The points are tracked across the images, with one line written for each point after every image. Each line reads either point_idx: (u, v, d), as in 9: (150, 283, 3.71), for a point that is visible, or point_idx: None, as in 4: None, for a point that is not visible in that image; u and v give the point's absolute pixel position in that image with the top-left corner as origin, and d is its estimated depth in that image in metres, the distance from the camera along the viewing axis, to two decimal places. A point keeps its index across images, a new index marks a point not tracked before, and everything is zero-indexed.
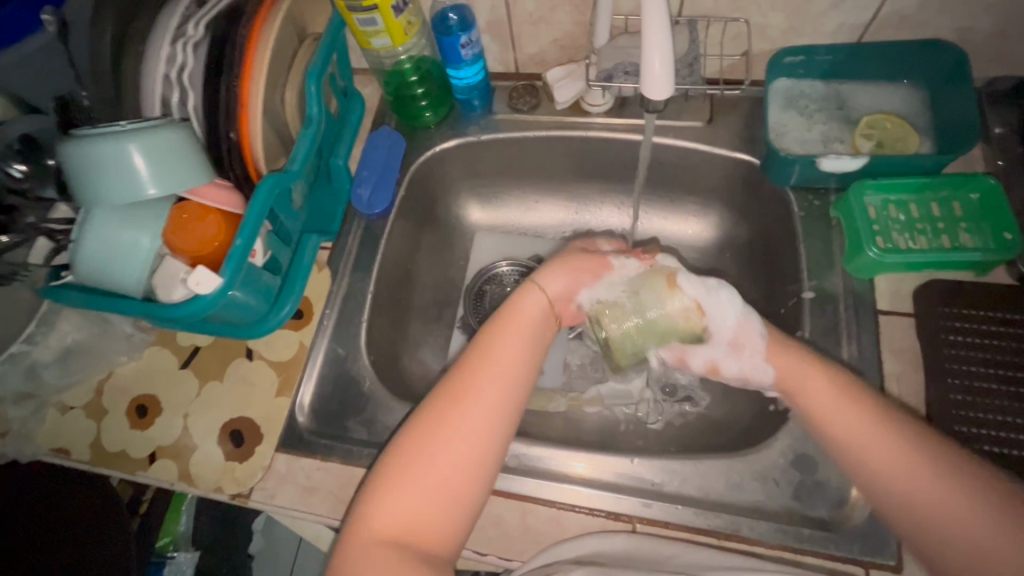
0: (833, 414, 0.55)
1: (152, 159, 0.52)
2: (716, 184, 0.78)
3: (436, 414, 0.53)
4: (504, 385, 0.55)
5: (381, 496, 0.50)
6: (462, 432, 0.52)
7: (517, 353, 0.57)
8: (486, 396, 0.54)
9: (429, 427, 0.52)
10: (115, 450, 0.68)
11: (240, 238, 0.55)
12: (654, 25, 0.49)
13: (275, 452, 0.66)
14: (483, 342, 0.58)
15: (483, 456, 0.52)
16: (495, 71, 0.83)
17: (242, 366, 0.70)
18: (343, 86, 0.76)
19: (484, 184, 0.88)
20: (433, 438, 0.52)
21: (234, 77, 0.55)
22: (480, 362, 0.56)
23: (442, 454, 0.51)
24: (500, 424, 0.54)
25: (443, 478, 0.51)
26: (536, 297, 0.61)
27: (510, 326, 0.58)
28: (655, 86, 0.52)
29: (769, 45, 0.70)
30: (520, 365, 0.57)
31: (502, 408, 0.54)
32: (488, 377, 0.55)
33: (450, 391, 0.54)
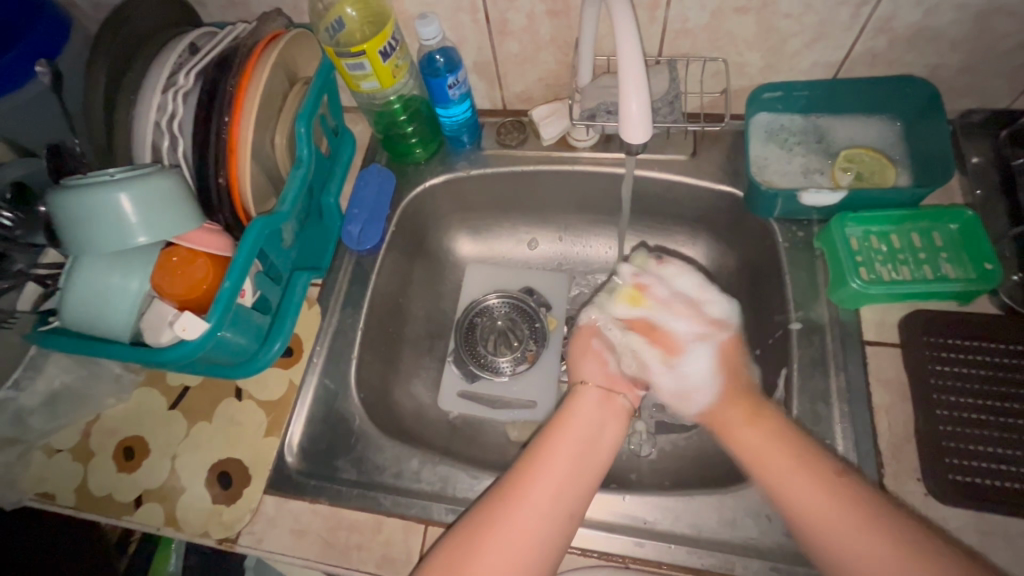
0: (736, 431, 0.60)
1: (141, 206, 0.52)
2: (703, 214, 0.79)
3: (485, 513, 0.54)
4: (579, 467, 0.58)
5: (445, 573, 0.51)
6: (525, 525, 0.53)
7: (577, 456, 0.59)
8: (562, 471, 0.57)
9: (494, 515, 0.54)
10: (101, 494, 0.67)
11: (228, 280, 0.55)
12: (631, 74, 0.50)
13: (264, 494, 0.65)
14: (538, 450, 0.59)
15: (540, 551, 0.53)
16: (483, 108, 0.85)
17: (232, 406, 0.70)
18: (333, 126, 0.77)
19: (474, 217, 0.89)
20: (497, 526, 0.53)
21: (224, 124, 0.56)
22: (542, 461, 0.58)
23: (499, 546, 0.52)
24: (562, 515, 0.55)
25: (499, 573, 0.51)
26: (588, 392, 0.65)
27: (568, 428, 0.61)
28: (636, 130, 0.53)
29: (748, 82, 0.72)
30: (587, 468, 0.58)
31: (566, 499, 0.55)
32: (554, 471, 0.57)
33: (516, 481, 0.56)
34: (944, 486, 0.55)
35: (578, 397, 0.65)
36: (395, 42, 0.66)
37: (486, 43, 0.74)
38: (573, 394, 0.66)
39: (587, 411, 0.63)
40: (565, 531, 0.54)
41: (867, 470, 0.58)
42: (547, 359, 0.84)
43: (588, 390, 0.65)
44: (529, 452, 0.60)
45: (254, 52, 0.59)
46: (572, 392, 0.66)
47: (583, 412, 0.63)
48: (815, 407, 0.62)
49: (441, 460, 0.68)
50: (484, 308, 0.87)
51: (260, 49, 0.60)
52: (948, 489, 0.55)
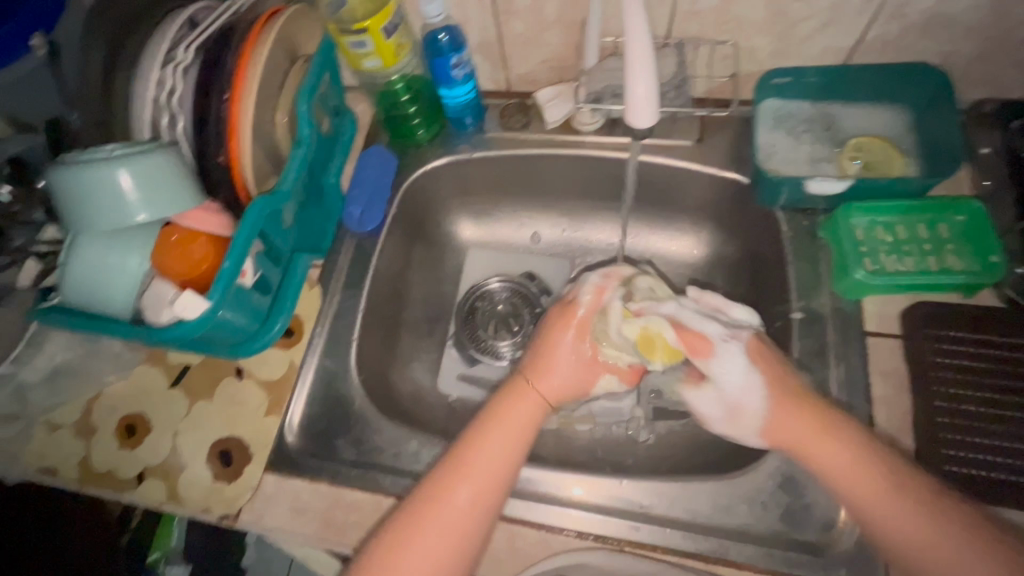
0: (814, 446, 0.56)
1: (140, 182, 0.52)
2: (706, 202, 0.78)
3: (410, 511, 0.55)
4: (506, 458, 0.58)
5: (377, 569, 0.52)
6: (453, 514, 0.54)
7: (506, 449, 0.59)
8: (492, 462, 0.58)
9: (423, 512, 0.55)
10: (103, 470, 0.68)
11: (228, 260, 0.55)
12: (638, 55, 0.49)
13: (264, 472, 0.66)
14: (469, 442, 0.59)
15: (467, 539, 0.54)
16: (487, 89, 0.84)
17: (232, 385, 0.70)
18: (334, 105, 0.77)
19: (476, 200, 0.89)
20: (425, 519, 0.54)
21: (224, 102, 0.55)
22: (469, 456, 0.58)
23: (431, 537, 0.53)
24: (482, 515, 0.55)
25: (428, 563, 0.53)
26: (529, 397, 0.63)
27: (500, 425, 0.60)
28: (642, 115, 0.52)
29: (757, 67, 0.71)
30: (511, 460, 0.59)
31: (489, 497, 0.56)
32: (484, 466, 0.57)
33: (445, 477, 0.56)
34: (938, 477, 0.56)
35: (518, 396, 0.63)
36: (398, 20, 0.65)
37: (490, 22, 0.72)
38: (514, 391, 0.63)
39: (514, 411, 0.62)
40: (487, 525, 0.56)
41: None
42: None
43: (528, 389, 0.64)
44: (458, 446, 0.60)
45: (254, 28, 0.58)
46: (506, 390, 0.64)
47: (512, 407, 0.62)
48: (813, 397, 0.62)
49: (440, 442, 0.68)
50: (484, 292, 0.87)
51: (260, 25, 0.59)
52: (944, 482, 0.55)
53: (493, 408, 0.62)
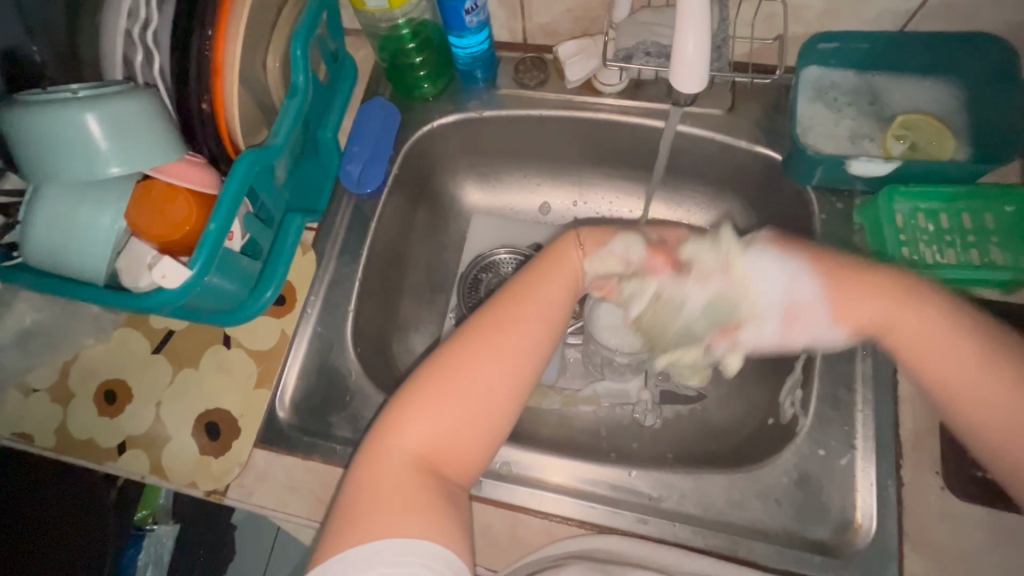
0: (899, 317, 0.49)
1: (111, 130, 0.45)
2: (732, 177, 0.73)
3: (456, 351, 0.50)
4: (542, 323, 0.52)
5: (408, 415, 0.49)
6: (480, 381, 0.49)
7: (537, 322, 0.52)
8: (520, 346, 0.51)
9: (470, 352, 0.50)
10: (82, 438, 0.64)
11: (214, 222, 0.49)
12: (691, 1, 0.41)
13: (254, 447, 0.62)
14: (495, 311, 0.52)
15: (484, 436, 0.50)
16: (501, 39, 0.76)
17: (220, 354, 0.66)
18: (333, 49, 0.69)
19: (484, 163, 0.83)
20: (441, 408, 0.49)
21: (207, 39, 0.48)
22: (495, 335, 0.51)
23: (475, 380, 0.49)
24: (529, 371, 0.51)
25: (438, 450, 0.49)
26: (567, 258, 0.55)
27: (528, 295, 0.53)
28: (686, 74, 0.43)
29: (803, 29, 0.64)
30: (550, 312, 0.53)
31: (522, 356, 0.51)
32: (537, 318, 0.53)
33: (466, 360, 0.50)
34: (967, 481, 0.53)
35: (554, 260, 0.55)
36: None
37: None
38: (548, 255, 0.56)
39: (550, 279, 0.54)
40: (507, 423, 0.51)
41: (886, 459, 0.55)
42: None
43: (566, 257, 0.55)
44: (510, 286, 0.54)
45: None
46: (565, 236, 0.57)
47: (544, 282, 0.54)
48: (836, 392, 0.59)
49: None
50: (492, 262, 0.82)
51: None
52: (972, 487, 0.53)
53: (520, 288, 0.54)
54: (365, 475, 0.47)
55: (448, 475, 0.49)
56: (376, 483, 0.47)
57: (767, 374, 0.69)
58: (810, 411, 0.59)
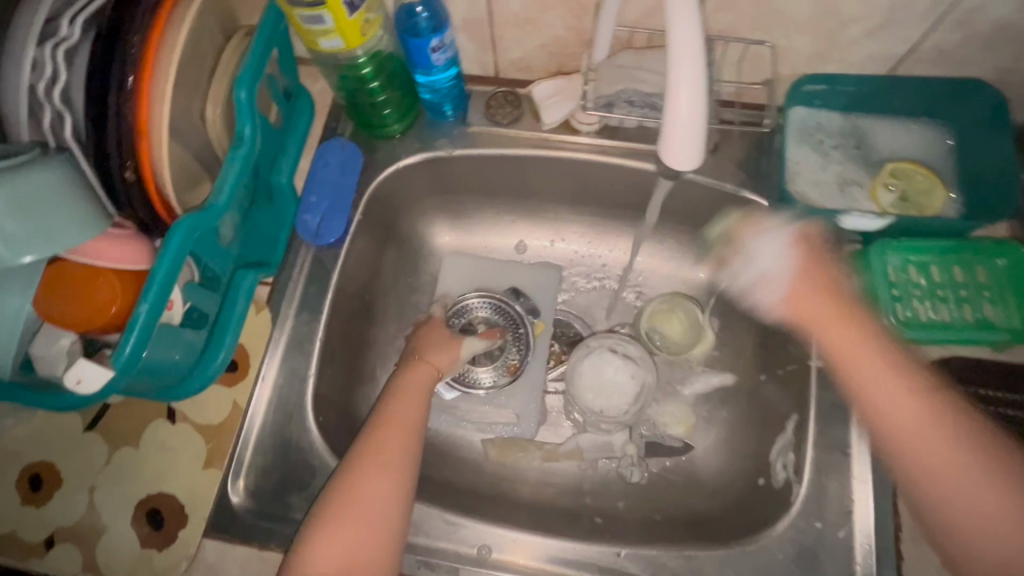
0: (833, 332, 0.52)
1: (13, 211, 0.38)
2: (716, 220, 0.70)
3: (341, 485, 0.50)
4: (413, 424, 0.56)
5: (309, 559, 0.47)
6: (367, 493, 0.50)
7: (410, 426, 0.56)
8: (396, 450, 0.53)
9: (352, 476, 0.51)
10: (3, 532, 0.56)
11: (143, 304, 0.43)
12: (682, 60, 0.36)
13: (204, 537, 0.56)
14: (371, 427, 0.55)
15: (381, 552, 0.48)
16: (472, 73, 0.71)
17: (163, 429, 0.59)
18: (285, 87, 0.63)
19: (455, 202, 0.77)
20: (334, 533, 0.48)
21: (127, 96, 0.41)
22: (372, 444, 0.53)
23: (367, 502, 0.49)
24: (405, 476, 0.52)
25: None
26: (423, 366, 0.62)
27: (401, 397, 0.58)
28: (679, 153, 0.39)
29: (790, 70, 0.61)
30: (420, 415, 0.57)
31: (402, 460, 0.53)
32: (397, 429, 0.55)
33: (347, 478, 0.51)
34: None
35: (414, 370, 0.61)
36: None
37: None
38: (408, 367, 0.61)
39: (415, 387, 0.59)
40: (401, 532, 0.50)
41: (884, 530, 0.53)
42: (530, 373, 0.74)
43: (424, 364, 0.62)
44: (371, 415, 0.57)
45: None
46: (403, 367, 0.62)
47: (412, 389, 0.59)
48: (831, 457, 0.56)
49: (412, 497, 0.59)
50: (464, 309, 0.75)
51: None
52: None
53: (389, 398, 0.58)
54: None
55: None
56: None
57: (757, 426, 0.66)
58: (804, 478, 0.56)
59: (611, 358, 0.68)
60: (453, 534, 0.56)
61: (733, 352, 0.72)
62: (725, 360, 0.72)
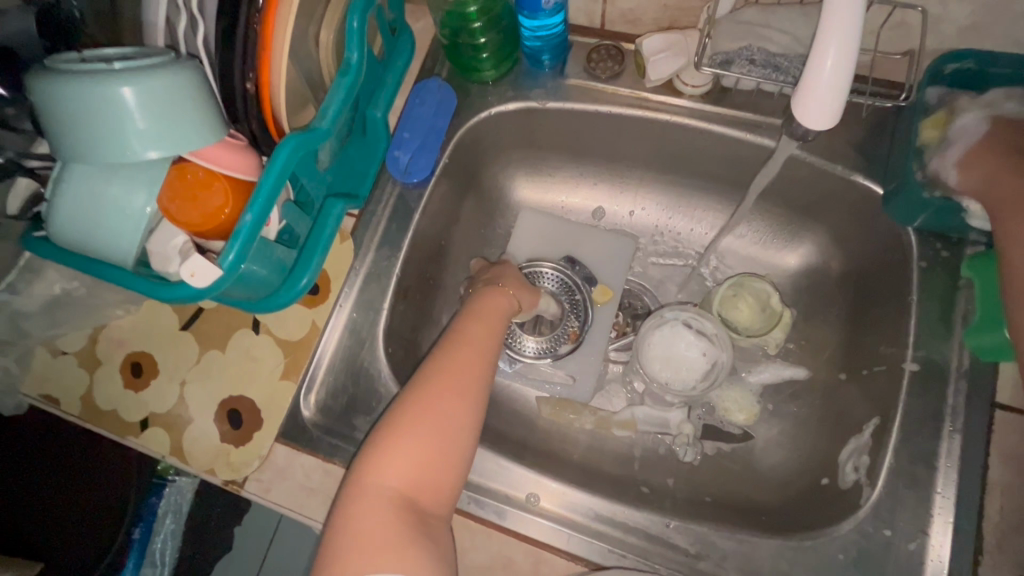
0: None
1: (147, 108, 0.41)
2: (818, 204, 0.65)
3: (421, 387, 0.50)
4: (490, 345, 0.55)
5: (387, 452, 0.47)
6: (445, 401, 0.49)
7: (486, 347, 0.55)
8: (472, 366, 0.53)
9: (431, 386, 0.50)
10: (106, 409, 0.63)
11: (250, 212, 0.45)
12: (835, 10, 0.35)
13: (275, 442, 0.60)
14: (449, 342, 0.54)
15: (454, 458, 0.49)
16: (576, 23, 0.68)
17: (248, 339, 0.63)
18: (390, 21, 0.63)
19: (540, 158, 0.76)
20: (411, 431, 0.48)
21: (255, 8, 0.42)
22: (451, 356, 0.53)
23: (446, 414, 0.49)
24: (480, 395, 0.52)
25: (413, 474, 0.47)
26: (502, 293, 0.60)
27: (479, 316, 0.57)
28: (817, 112, 0.37)
29: (937, 43, 0.55)
30: (496, 340, 0.57)
31: (478, 377, 0.53)
32: (477, 348, 0.54)
33: (426, 382, 0.50)
34: None
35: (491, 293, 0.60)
36: None
37: None
38: (485, 289, 0.60)
39: (493, 311, 0.58)
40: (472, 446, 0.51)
41: (963, 551, 0.49)
42: (594, 337, 0.73)
43: (503, 290, 0.61)
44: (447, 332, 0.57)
45: None
46: (478, 290, 0.61)
47: (490, 312, 0.58)
48: (913, 467, 0.52)
49: None
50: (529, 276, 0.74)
51: None
52: None
53: (468, 316, 0.57)
54: (350, 526, 0.44)
55: (430, 509, 0.47)
56: (366, 523, 0.44)
57: (829, 425, 0.63)
58: (878, 483, 0.53)
59: (685, 334, 0.65)
60: (504, 477, 0.57)
61: (813, 345, 0.68)
62: (802, 354, 0.69)
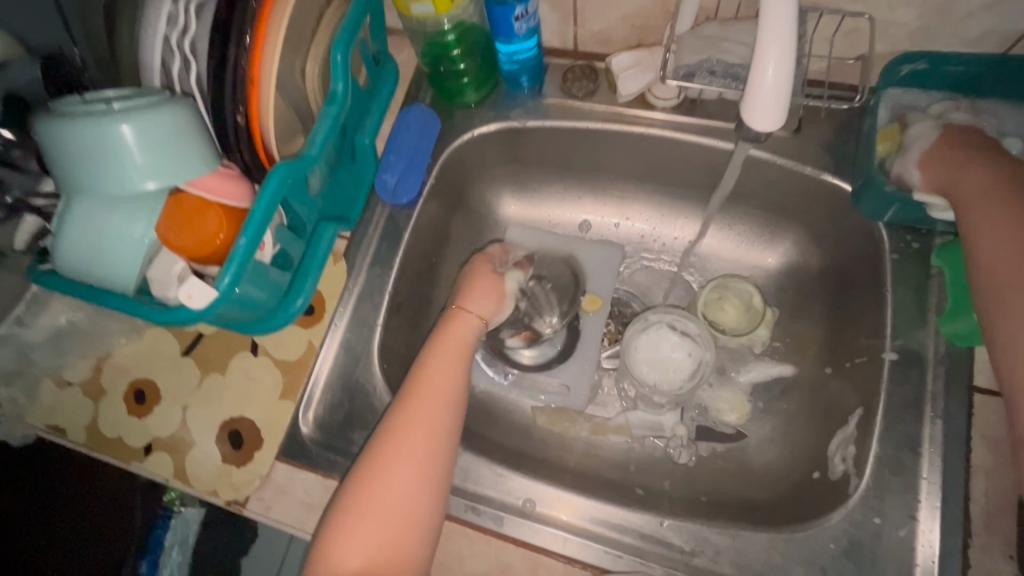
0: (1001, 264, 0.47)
1: (145, 144, 0.44)
2: (792, 204, 0.68)
3: (370, 459, 0.51)
4: (444, 391, 0.55)
5: (339, 533, 0.49)
6: (396, 468, 0.51)
7: (444, 398, 0.55)
8: (423, 422, 0.53)
9: (383, 456, 0.51)
10: (111, 436, 0.64)
11: (244, 237, 0.47)
12: (774, 21, 0.37)
13: (275, 460, 0.62)
14: (401, 400, 0.55)
15: (417, 519, 0.50)
16: (551, 46, 0.72)
17: (247, 361, 0.65)
18: (374, 53, 0.67)
19: (524, 175, 0.79)
20: (363, 506, 0.49)
21: (243, 48, 0.46)
22: (399, 418, 0.53)
23: (398, 481, 0.50)
24: (437, 452, 0.53)
25: (374, 546, 0.48)
26: (462, 321, 0.60)
27: (437, 360, 0.57)
28: (762, 115, 0.39)
29: (890, 47, 0.58)
30: (452, 385, 0.56)
31: (432, 434, 0.53)
32: (433, 402, 0.55)
33: (373, 451, 0.52)
34: None
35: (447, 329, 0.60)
36: None
37: None
38: (442, 325, 0.60)
39: (446, 359, 0.58)
40: (435, 503, 0.51)
41: (950, 534, 0.50)
42: (584, 348, 0.74)
43: (459, 321, 0.60)
44: (403, 385, 0.57)
45: None
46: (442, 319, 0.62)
47: (444, 359, 0.58)
48: (898, 454, 0.53)
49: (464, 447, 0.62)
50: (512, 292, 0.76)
51: None
52: None
53: (421, 367, 0.57)
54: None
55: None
56: None
57: (818, 419, 0.64)
58: (865, 472, 0.54)
59: (669, 335, 0.67)
60: (500, 485, 0.58)
61: (797, 341, 0.70)
62: (788, 350, 0.70)
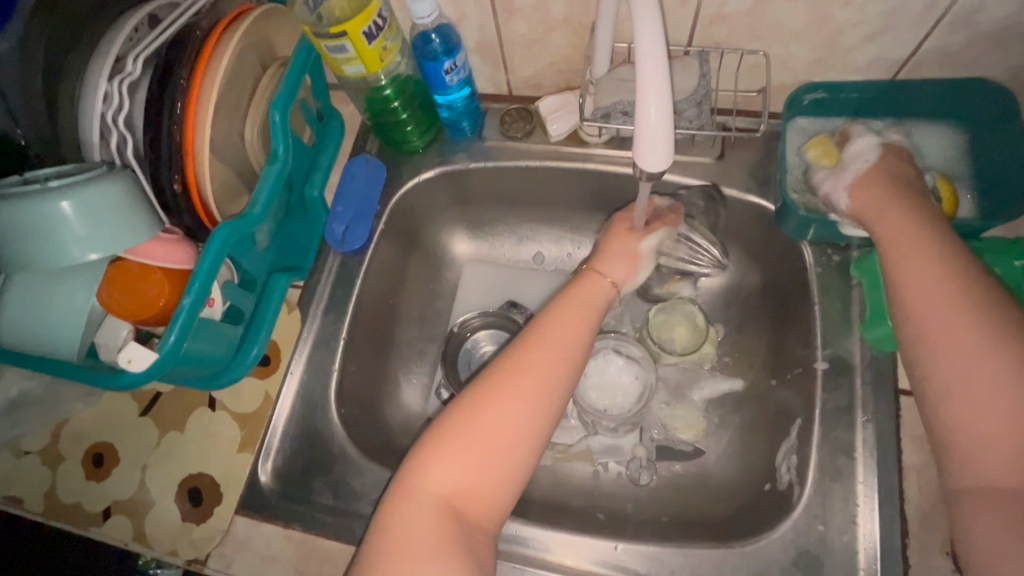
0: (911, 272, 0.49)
1: (85, 218, 0.46)
2: (725, 225, 0.71)
3: (472, 400, 0.51)
4: (572, 346, 0.55)
5: (432, 459, 0.49)
6: (526, 426, 0.51)
7: (557, 348, 0.55)
8: (560, 384, 0.53)
9: (493, 389, 0.52)
10: (69, 503, 0.64)
11: (187, 297, 0.49)
12: (652, 75, 0.41)
13: (235, 514, 0.62)
14: (520, 349, 0.55)
15: (519, 459, 0.50)
16: (487, 92, 0.76)
17: (205, 417, 0.66)
18: (318, 110, 0.70)
19: (474, 213, 0.82)
20: (454, 448, 0.49)
21: (176, 120, 0.49)
22: (525, 361, 0.53)
23: (499, 416, 0.50)
24: (550, 398, 0.53)
25: (448, 489, 0.48)
26: (593, 279, 0.61)
27: (564, 314, 0.57)
28: (654, 156, 0.43)
29: (791, 78, 0.62)
30: (578, 337, 0.56)
31: (554, 393, 0.53)
32: (546, 354, 0.54)
33: (495, 392, 0.51)
34: None
35: (583, 282, 0.60)
36: (382, 21, 0.57)
37: (489, 22, 0.64)
38: (576, 278, 0.61)
39: (564, 320, 0.57)
40: (538, 448, 0.52)
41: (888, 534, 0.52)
42: None
43: (595, 278, 0.61)
44: (521, 335, 0.57)
45: (213, 35, 0.51)
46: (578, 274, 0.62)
47: (564, 318, 0.57)
48: (835, 460, 0.56)
49: None
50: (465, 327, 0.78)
51: (221, 27, 0.52)
52: None
53: (535, 326, 0.57)
54: (398, 523, 0.47)
55: (477, 518, 0.49)
56: (407, 526, 0.47)
57: (767, 430, 0.66)
58: (807, 480, 0.56)
59: (615, 359, 0.70)
60: None
61: (744, 355, 0.72)
62: (736, 365, 0.73)
